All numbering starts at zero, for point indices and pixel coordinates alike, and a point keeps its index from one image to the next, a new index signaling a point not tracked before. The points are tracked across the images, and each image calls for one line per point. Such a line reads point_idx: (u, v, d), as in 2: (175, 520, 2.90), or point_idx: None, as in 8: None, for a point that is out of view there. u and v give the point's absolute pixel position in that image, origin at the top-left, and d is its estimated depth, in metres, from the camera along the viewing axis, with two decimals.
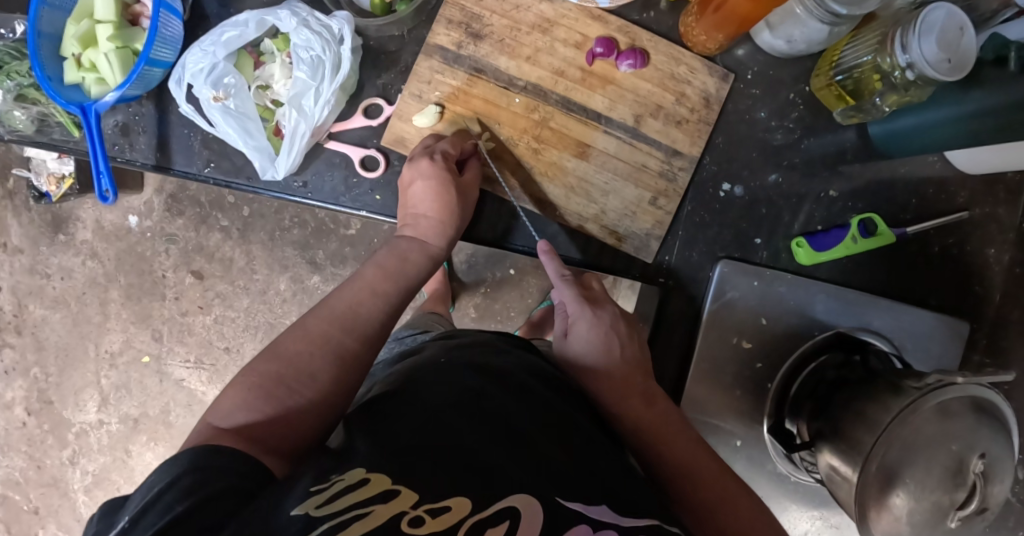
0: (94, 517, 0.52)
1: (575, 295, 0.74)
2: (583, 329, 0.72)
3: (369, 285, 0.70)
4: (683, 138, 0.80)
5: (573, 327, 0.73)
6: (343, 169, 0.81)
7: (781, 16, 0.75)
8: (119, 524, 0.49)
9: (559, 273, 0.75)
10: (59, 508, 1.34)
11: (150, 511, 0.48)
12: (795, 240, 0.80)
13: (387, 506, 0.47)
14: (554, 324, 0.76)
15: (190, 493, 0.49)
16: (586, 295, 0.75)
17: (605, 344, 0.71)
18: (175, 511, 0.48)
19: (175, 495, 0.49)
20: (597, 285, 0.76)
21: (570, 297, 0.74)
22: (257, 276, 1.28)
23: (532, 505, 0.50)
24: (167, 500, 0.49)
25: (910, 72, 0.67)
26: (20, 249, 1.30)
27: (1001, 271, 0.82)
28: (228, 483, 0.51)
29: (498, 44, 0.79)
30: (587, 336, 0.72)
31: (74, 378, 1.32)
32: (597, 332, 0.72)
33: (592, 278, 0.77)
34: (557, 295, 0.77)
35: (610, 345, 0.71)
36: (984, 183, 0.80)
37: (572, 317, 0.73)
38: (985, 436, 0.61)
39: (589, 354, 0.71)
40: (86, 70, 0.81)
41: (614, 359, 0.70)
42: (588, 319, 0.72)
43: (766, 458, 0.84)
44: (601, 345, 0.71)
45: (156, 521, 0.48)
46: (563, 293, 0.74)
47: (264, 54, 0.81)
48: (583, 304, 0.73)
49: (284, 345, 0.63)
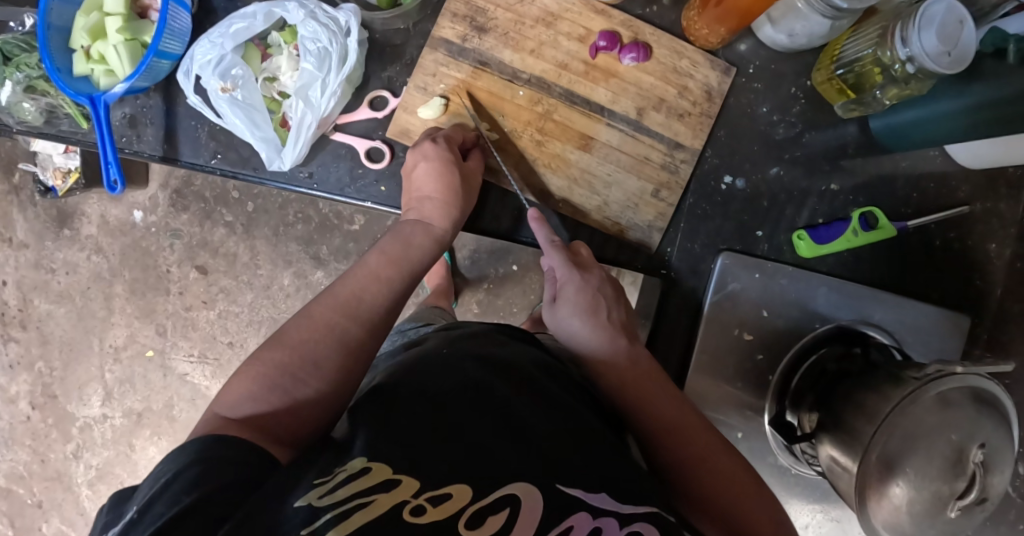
0: (104, 506, 0.53)
1: (564, 260, 0.74)
2: (572, 293, 0.72)
3: (372, 272, 0.70)
4: (686, 130, 0.80)
5: (562, 292, 0.73)
6: (348, 161, 0.82)
7: (783, 10, 0.75)
8: (129, 514, 0.50)
9: (548, 239, 0.75)
10: (62, 502, 1.35)
11: (159, 501, 0.49)
12: (797, 233, 0.80)
13: (388, 496, 0.48)
14: (543, 291, 0.76)
15: (197, 484, 0.50)
16: (574, 260, 0.75)
17: (594, 310, 0.71)
18: (183, 502, 0.48)
19: (182, 485, 0.50)
20: (583, 250, 0.76)
21: (559, 262, 0.74)
22: (260, 271, 1.29)
23: (532, 495, 0.50)
24: (174, 491, 0.49)
25: (910, 65, 0.68)
26: (26, 243, 1.31)
27: (1002, 265, 0.82)
28: (235, 473, 0.52)
29: (503, 38, 0.80)
30: (577, 299, 0.72)
31: (78, 372, 1.33)
32: (584, 296, 0.72)
33: (580, 246, 0.77)
34: (546, 263, 0.76)
35: (599, 311, 0.71)
36: (984, 178, 0.81)
37: (561, 281, 0.73)
38: (985, 426, 0.62)
39: (579, 320, 0.71)
40: (95, 62, 0.82)
41: (603, 324, 0.71)
42: (575, 283, 0.72)
43: (767, 450, 0.85)
44: (588, 310, 0.71)
45: (162, 512, 0.48)
46: (552, 258, 0.74)
47: (271, 47, 0.82)
48: (571, 268, 0.73)
49: (289, 333, 0.64)
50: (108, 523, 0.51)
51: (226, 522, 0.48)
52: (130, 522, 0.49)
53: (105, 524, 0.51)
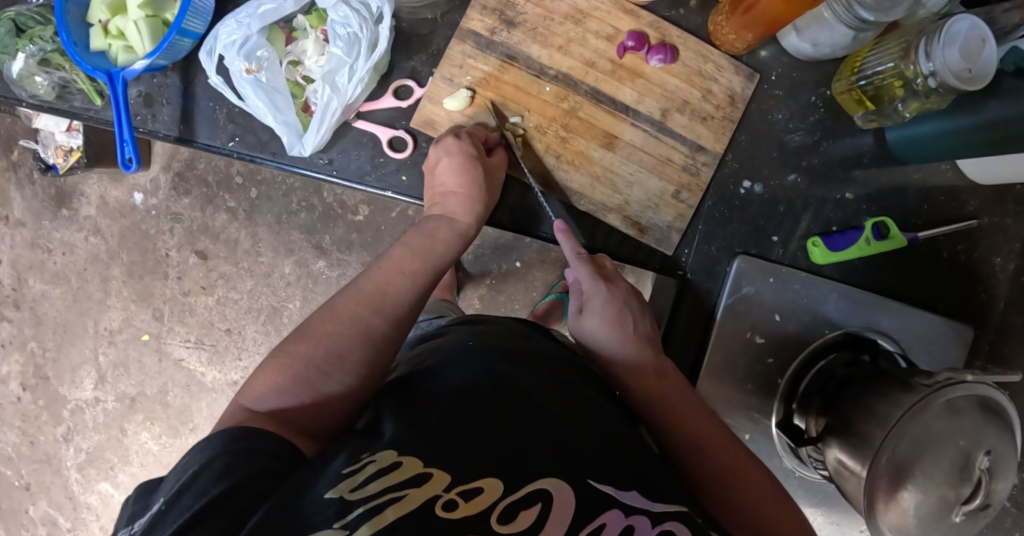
0: (130, 497, 0.54)
1: (591, 272, 0.74)
2: (599, 305, 0.73)
3: (397, 266, 0.71)
4: (709, 134, 0.81)
5: (589, 304, 0.74)
6: (370, 149, 0.82)
7: (808, 20, 0.76)
8: (157, 505, 0.50)
9: (575, 250, 0.75)
10: (51, 486, 1.33)
11: (187, 493, 0.50)
12: (811, 239, 0.81)
13: (421, 490, 0.49)
14: (568, 303, 0.76)
15: (226, 475, 0.50)
16: (600, 273, 0.76)
17: (620, 324, 0.73)
18: (211, 493, 0.49)
19: (210, 476, 0.50)
20: (607, 263, 0.78)
21: (586, 275, 0.74)
22: (261, 258, 1.27)
23: (564, 490, 0.52)
24: (202, 483, 0.50)
25: (932, 80, 0.69)
26: (22, 222, 1.29)
27: (1007, 279, 0.84)
28: (264, 463, 0.53)
29: (532, 33, 0.80)
30: (605, 312, 0.73)
31: (71, 354, 1.31)
32: (611, 308, 0.73)
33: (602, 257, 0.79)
34: (571, 274, 0.77)
35: (625, 322, 0.73)
36: (993, 193, 0.83)
37: (587, 294, 0.74)
38: (991, 433, 0.63)
39: (607, 331, 0.73)
40: (114, 37, 0.81)
41: (629, 335, 0.72)
42: (603, 295, 0.73)
43: (772, 452, 0.86)
44: (616, 322, 0.73)
45: (192, 504, 0.49)
46: (578, 271, 0.75)
47: (296, 31, 0.81)
48: (598, 280, 0.74)
49: (313, 326, 0.65)
50: (134, 515, 0.52)
51: (255, 513, 0.48)
52: (158, 514, 0.49)
53: (132, 515, 0.52)
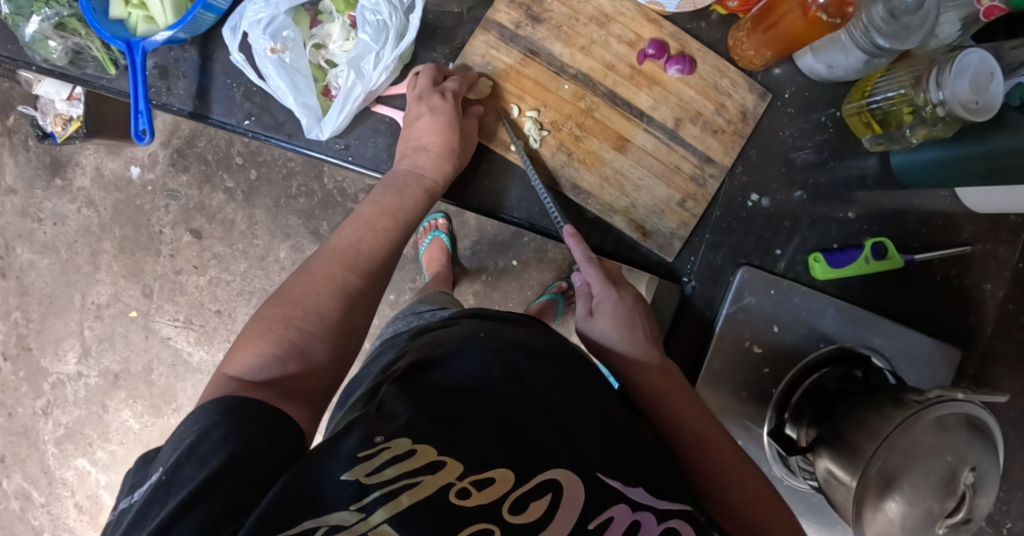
0: (131, 468, 0.55)
1: (601, 277, 0.77)
2: (610, 308, 0.76)
3: (366, 223, 0.73)
4: (718, 146, 0.84)
5: (600, 307, 0.76)
6: (388, 137, 0.83)
7: (825, 42, 0.79)
8: (156, 476, 0.51)
9: (586, 255, 0.77)
10: (26, 459, 1.30)
11: (187, 464, 0.50)
12: (813, 255, 0.84)
13: (435, 478, 0.50)
14: (577, 306, 0.78)
15: (222, 445, 0.51)
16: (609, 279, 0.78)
17: (630, 326, 0.75)
18: (211, 465, 0.49)
19: (209, 446, 0.51)
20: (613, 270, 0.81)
21: (595, 279, 0.77)
22: (257, 241, 1.27)
23: (573, 481, 0.53)
24: (202, 453, 0.50)
25: (941, 109, 0.72)
26: (13, 189, 1.27)
27: (995, 305, 0.87)
28: (260, 434, 0.53)
29: (556, 30, 0.82)
30: (614, 315, 0.75)
31: (56, 326, 1.28)
32: (622, 311, 0.75)
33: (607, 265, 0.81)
34: (579, 278, 0.80)
35: (634, 326, 0.75)
36: (988, 221, 0.86)
37: (597, 296, 0.77)
38: (977, 450, 0.65)
39: (616, 332, 0.74)
40: (134, 6, 0.81)
41: (640, 338, 0.74)
42: (614, 298, 0.76)
43: (762, 459, 0.89)
44: (626, 324, 0.75)
45: (193, 475, 0.49)
46: (589, 275, 0.77)
47: (322, 14, 0.82)
48: (608, 284, 0.77)
49: (289, 289, 0.66)
50: (134, 485, 0.53)
51: (269, 489, 0.49)
52: (159, 483, 0.50)
53: (133, 485, 0.53)
